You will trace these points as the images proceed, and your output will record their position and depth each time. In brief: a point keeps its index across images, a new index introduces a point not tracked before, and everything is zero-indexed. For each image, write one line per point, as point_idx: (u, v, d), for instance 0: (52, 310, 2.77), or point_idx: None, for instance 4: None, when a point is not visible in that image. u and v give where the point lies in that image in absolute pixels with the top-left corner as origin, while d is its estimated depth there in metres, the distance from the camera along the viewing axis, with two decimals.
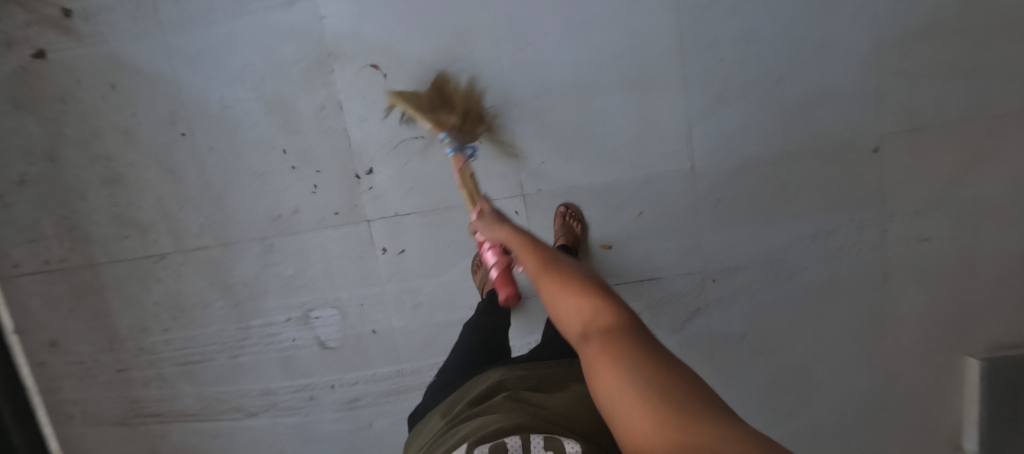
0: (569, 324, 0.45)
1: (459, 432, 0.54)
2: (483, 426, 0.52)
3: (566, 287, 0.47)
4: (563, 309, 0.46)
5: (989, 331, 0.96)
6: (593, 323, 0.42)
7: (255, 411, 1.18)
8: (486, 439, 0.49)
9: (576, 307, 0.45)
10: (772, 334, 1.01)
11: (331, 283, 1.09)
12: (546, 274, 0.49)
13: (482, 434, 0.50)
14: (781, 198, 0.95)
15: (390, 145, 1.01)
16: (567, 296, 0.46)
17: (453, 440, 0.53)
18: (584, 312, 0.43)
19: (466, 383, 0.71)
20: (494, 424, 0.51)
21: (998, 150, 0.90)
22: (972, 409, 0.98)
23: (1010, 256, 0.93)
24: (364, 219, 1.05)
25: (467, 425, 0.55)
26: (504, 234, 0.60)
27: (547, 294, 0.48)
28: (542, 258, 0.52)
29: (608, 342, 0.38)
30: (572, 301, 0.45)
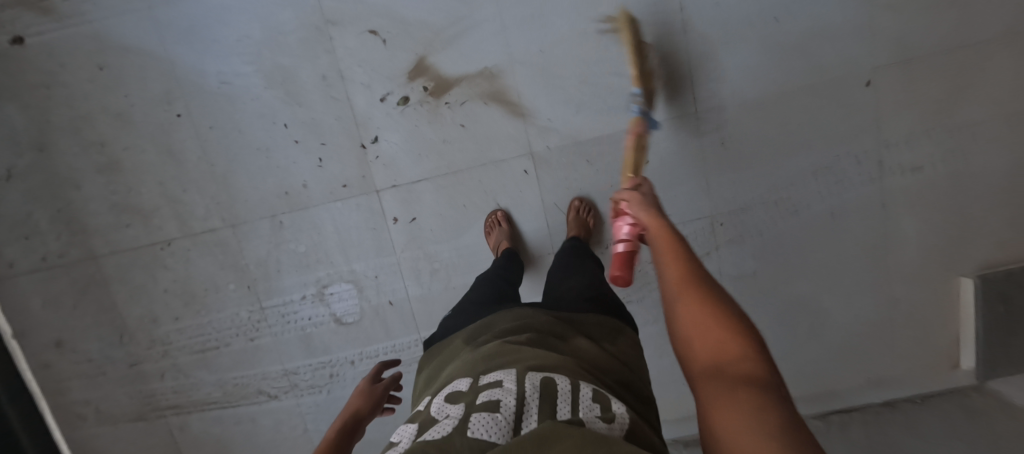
0: (699, 359, 0.39)
1: (503, 353, 0.57)
2: (530, 357, 0.54)
3: (711, 319, 0.41)
4: (698, 339, 0.40)
5: (980, 248, 1.01)
6: (736, 370, 0.35)
7: (276, 393, 1.18)
8: (536, 372, 0.51)
9: (716, 344, 0.39)
10: (781, 270, 1.05)
11: (345, 257, 1.08)
12: (690, 297, 0.44)
13: (530, 364, 0.52)
14: (782, 137, 0.99)
15: (397, 112, 1.00)
16: (710, 331, 0.40)
17: (496, 358, 0.56)
18: (724, 355, 0.37)
19: (498, 315, 0.73)
20: (542, 360, 0.54)
21: (982, 75, 0.95)
22: (968, 325, 1.02)
23: (998, 177, 0.98)
24: (375, 189, 1.04)
25: (510, 350, 0.58)
26: (663, 239, 0.53)
27: (688, 316, 0.43)
28: (695, 278, 0.46)
29: (746, 388, 0.32)
30: (717, 335, 0.39)
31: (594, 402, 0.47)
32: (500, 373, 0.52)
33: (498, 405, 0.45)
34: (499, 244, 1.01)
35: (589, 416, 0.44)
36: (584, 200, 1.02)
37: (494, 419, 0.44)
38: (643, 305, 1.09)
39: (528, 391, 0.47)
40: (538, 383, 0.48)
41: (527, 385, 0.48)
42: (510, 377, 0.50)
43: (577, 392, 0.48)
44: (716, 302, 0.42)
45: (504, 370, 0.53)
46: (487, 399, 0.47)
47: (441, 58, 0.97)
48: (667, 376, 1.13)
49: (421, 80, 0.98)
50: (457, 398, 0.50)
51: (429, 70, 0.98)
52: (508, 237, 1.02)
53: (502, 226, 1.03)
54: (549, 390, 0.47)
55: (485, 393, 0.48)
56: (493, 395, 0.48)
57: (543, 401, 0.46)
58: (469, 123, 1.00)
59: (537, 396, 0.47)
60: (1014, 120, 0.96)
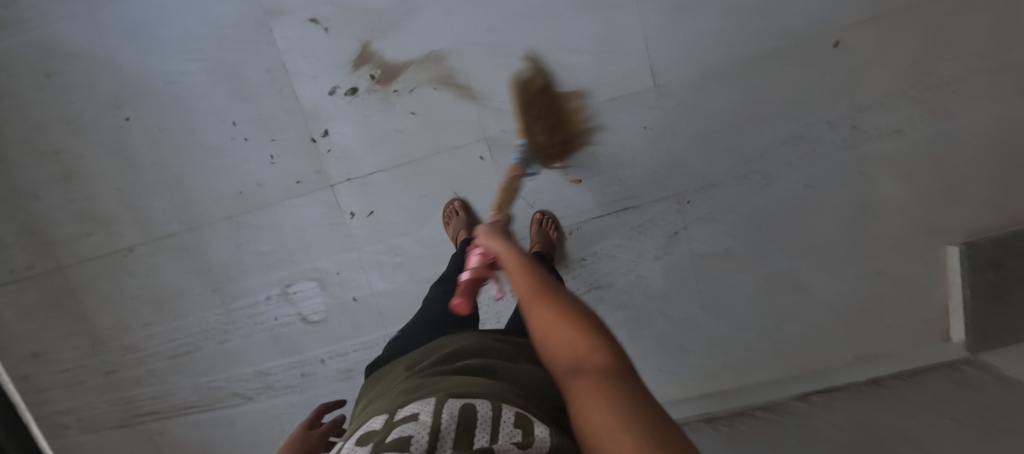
0: (559, 360, 0.40)
1: (429, 384, 0.55)
2: (455, 385, 0.53)
3: (559, 316, 0.42)
4: (553, 340, 0.41)
5: (969, 213, 0.95)
6: (591, 365, 0.36)
7: (252, 395, 1.17)
8: (457, 399, 0.49)
9: (568, 343, 0.39)
10: (755, 247, 1.00)
11: (308, 254, 1.07)
12: (539, 300, 0.45)
13: (452, 393, 0.51)
14: (749, 105, 0.94)
15: (345, 101, 0.98)
16: (556, 328, 0.41)
17: (421, 391, 0.54)
18: (576, 350, 0.38)
19: (442, 339, 0.71)
20: (467, 388, 0.52)
21: (961, 25, 0.88)
22: (955, 294, 0.97)
23: (985, 134, 0.92)
24: (330, 184, 1.02)
25: (438, 380, 0.56)
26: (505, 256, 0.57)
27: (540, 321, 0.43)
28: (538, 282, 0.48)
29: (599, 384, 0.34)
30: (567, 333, 0.40)
31: (514, 427, 0.45)
32: (419, 405, 0.50)
33: (408, 441, 0.43)
34: (458, 234, 0.97)
35: (504, 442, 0.42)
36: (546, 213, 1.01)
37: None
38: (614, 290, 1.05)
39: (444, 421, 0.45)
40: (456, 412, 0.46)
41: (444, 414, 0.46)
42: (428, 409, 0.48)
43: (497, 418, 0.46)
44: (558, 300, 0.44)
45: (425, 401, 0.51)
46: (398, 435, 0.44)
47: (384, 43, 0.94)
48: (644, 360, 1.10)
49: (367, 68, 0.96)
50: (369, 439, 0.47)
51: (374, 57, 0.95)
52: (466, 226, 0.98)
53: (461, 215, 1.00)
54: (466, 420, 0.45)
55: (398, 428, 0.46)
56: (406, 431, 0.45)
57: (458, 432, 0.44)
58: (420, 111, 0.97)
59: (452, 426, 0.44)
60: (1000, 71, 0.89)
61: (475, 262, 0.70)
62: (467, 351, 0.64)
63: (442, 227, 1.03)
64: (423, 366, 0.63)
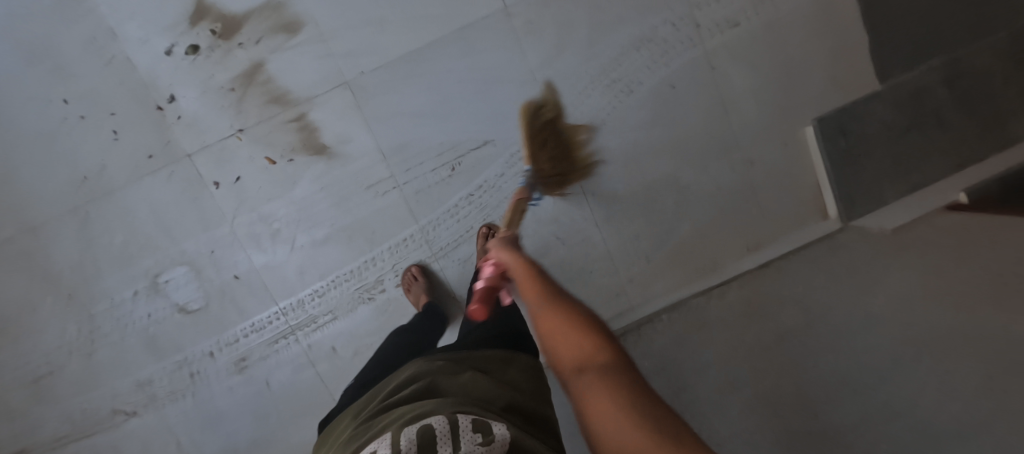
0: (565, 359, 0.44)
1: (381, 421, 0.49)
2: (403, 414, 0.48)
3: (570, 323, 0.46)
4: (561, 344, 0.45)
5: (813, 92, 1.03)
6: (598, 364, 0.41)
7: (135, 410, 1.04)
8: (413, 424, 0.44)
9: (578, 347, 0.43)
10: (629, 156, 1.02)
11: (172, 238, 0.98)
12: (552, 312, 0.48)
13: (405, 420, 0.46)
14: (599, 15, 0.96)
15: (187, 62, 0.92)
16: (564, 334, 0.45)
17: (370, 433, 0.48)
18: (581, 350, 0.43)
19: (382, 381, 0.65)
20: (414, 411, 0.47)
21: None
22: (819, 171, 1.04)
23: (809, 18, 1.00)
24: (184, 154, 0.95)
25: (383, 419, 0.50)
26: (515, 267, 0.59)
27: (550, 328, 0.47)
28: (553, 297, 0.50)
29: (604, 384, 0.38)
30: (573, 334, 0.45)
31: (473, 432, 0.42)
32: (373, 443, 0.44)
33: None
34: (420, 300, 0.99)
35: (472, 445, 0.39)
36: (491, 226, 1.00)
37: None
38: None
39: (404, 446, 0.40)
40: (415, 435, 0.42)
41: (401, 441, 0.41)
42: (384, 443, 0.42)
43: (457, 427, 0.43)
44: (566, 311, 0.47)
45: (380, 437, 0.45)
46: None
47: None
48: None
49: (206, 23, 0.91)
50: None
51: (211, 11, 0.91)
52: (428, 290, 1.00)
53: (420, 280, 1.01)
54: (426, 439, 0.41)
55: None
56: None
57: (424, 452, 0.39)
58: (271, 61, 0.93)
59: (414, 448, 0.40)
60: None
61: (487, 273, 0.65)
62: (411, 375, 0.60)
63: (342, 268, 1.02)
64: (365, 410, 0.57)
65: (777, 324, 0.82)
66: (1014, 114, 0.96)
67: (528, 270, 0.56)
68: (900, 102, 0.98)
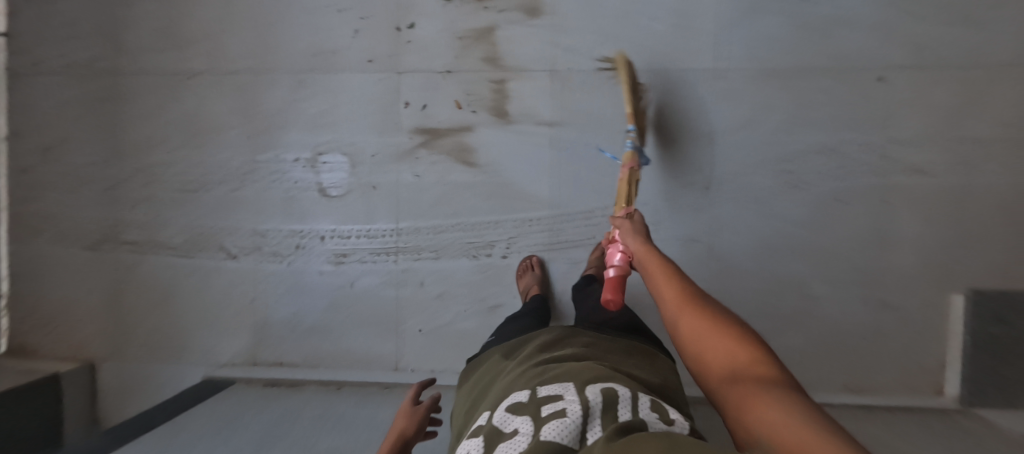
0: (711, 363, 0.43)
1: (552, 367, 0.51)
2: (581, 369, 0.49)
3: (718, 333, 0.44)
4: (707, 347, 0.44)
5: (978, 268, 1.00)
6: (745, 369, 0.39)
7: (238, 253, 1.14)
8: (595, 384, 0.46)
9: (720, 348, 0.43)
10: (769, 244, 1.03)
11: (350, 129, 1.11)
12: (692, 314, 0.48)
13: (587, 376, 0.47)
14: (796, 110, 1.02)
15: (438, 3, 1.08)
16: (714, 337, 0.44)
17: (546, 372, 0.50)
18: (731, 356, 0.41)
19: (536, 332, 0.68)
20: (593, 372, 0.48)
21: (992, 95, 0.99)
22: (954, 347, 0.99)
23: (1001, 199, 0.99)
24: (397, 70, 1.10)
25: (554, 365, 0.52)
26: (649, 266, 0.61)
27: (692, 331, 0.47)
28: (693, 301, 0.50)
29: (758, 389, 0.36)
30: (722, 339, 0.43)
31: (652, 411, 0.42)
32: (557, 385, 0.46)
33: (566, 411, 0.40)
34: (530, 288, 1.02)
35: (652, 418, 0.40)
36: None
37: (564, 421, 0.39)
38: None
39: (589, 399, 0.42)
40: (600, 392, 0.43)
41: (586, 393, 0.43)
42: (571, 390, 0.44)
43: (637, 399, 0.43)
44: (716, 317, 0.46)
45: (559, 381, 0.47)
46: (551, 409, 0.41)
47: None
48: None
49: None
50: (516, 410, 0.44)
51: None
52: (539, 282, 1.04)
53: (535, 271, 1.06)
54: (610, 397, 0.42)
55: (548, 402, 0.43)
56: (556, 405, 0.42)
57: (607, 407, 0.41)
58: (503, 30, 1.07)
59: (602, 402, 0.41)
60: (1017, 145, 0.99)
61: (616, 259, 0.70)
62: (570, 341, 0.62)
63: (465, 219, 1.09)
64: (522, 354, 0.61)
65: None
66: None
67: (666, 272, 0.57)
68: None
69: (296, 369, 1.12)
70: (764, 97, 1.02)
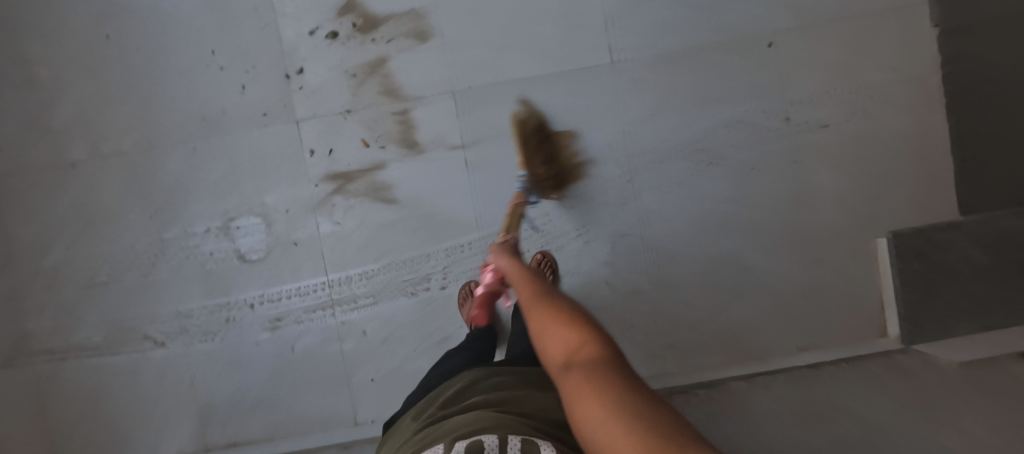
0: (553, 354, 0.40)
1: (437, 431, 0.50)
2: (460, 426, 0.48)
3: (559, 322, 0.43)
4: (549, 339, 0.42)
5: (893, 208, 1.03)
6: (578, 354, 0.37)
7: (164, 340, 1.07)
8: (465, 439, 0.43)
9: (559, 337, 0.41)
10: (698, 224, 1.04)
11: (258, 188, 1.06)
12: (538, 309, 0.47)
13: (459, 433, 0.45)
14: (697, 89, 1.02)
15: (323, 44, 1.04)
16: (553, 327, 0.42)
17: (429, 440, 0.49)
18: (567, 342, 0.40)
19: (448, 383, 0.68)
20: (470, 426, 0.47)
21: (875, 42, 1.02)
22: (887, 285, 1.03)
23: (902, 139, 1.03)
24: (295, 119, 1.05)
25: (442, 427, 0.51)
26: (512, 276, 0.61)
27: (539, 325, 0.45)
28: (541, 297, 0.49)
29: (591, 375, 0.34)
30: (559, 328, 0.41)
31: None
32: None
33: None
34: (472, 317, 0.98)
35: None
36: (547, 255, 1.02)
37: None
38: (564, 255, 1.05)
39: None
40: (463, 448, 0.40)
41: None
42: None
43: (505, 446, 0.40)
44: (556, 307, 0.45)
45: (434, 448, 0.45)
46: None
47: None
48: None
49: (350, 16, 1.04)
50: None
51: (358, 7, 1.03)
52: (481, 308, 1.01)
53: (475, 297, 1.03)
54: (471, 452, 0.39)
55: None
56: None
57: None
58: (394, 60, 1.04)
59: None
60: (906, 84, 1.02)
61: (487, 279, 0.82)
62: (475, 388, 0.61)
63: (395, 257, 1.06)
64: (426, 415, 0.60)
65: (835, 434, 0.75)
66: None
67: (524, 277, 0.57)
68: (986, 240, 0.94)
69: (248, 448, 1.06)
70: (665, 82, 1.03)
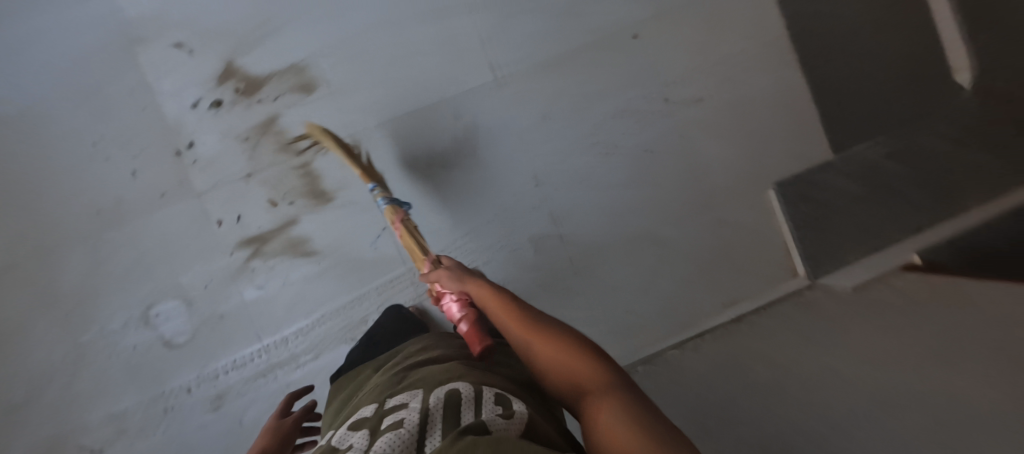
0: (563, 376, 0.51)
1: (411, 380, 0.57)
2: (433, 377, 0.55)
3: (561, 350, 0.52)
4: (557, 365, 0.52)
5: (777, 160, 1.13)
6: (588, 379, 0.48)
7: (101, 446, 1.03)
8: (442, 387, 0.51)
9: (566, 363, 0.51)
10: (610, 211, 1.10)
11: (171, 270, 1.04)
12: (536, 338, 0.55)
13: (435, 382, 0.53)
14: (579, 89, 1.09)
15: (210, 114, 1.04)
16: (558, 356, 0.52)
17: (404, 386, 0.56)
18: (575, 368, 0.50)
19: (413, 344, 0.75)
20: (445, 377, 0.54)
21: (726, 16, 1.12)
22: (785, 231, 1.11)
23: (769, 98, 1.13)
24: (195, 193, 1.04)
25: (415, 377, 0.58)
26: (486, 299, 0.64)
27: (542, 352, 0.54)
28: (532, 325, 0.57)
29: (605, 397, 0.45)
30: (566, 356, 0.51)
31: (496, 404, 0.46)
32: (407, 396, 0.52)
33: (402, 421, 0.45)
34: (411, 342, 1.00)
35: (486, 410, 0.44)
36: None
37: (398, 431, 0.43)
38: (492, 268, 1.08)
39: (431, 404, 0.47)
40: (443, 396, 0.48)
41: (431, 398, 0.48)
42: (417, 398, 0.50)
43: (480, 395, 0.48)
44: (553, 335, 0.54)
45: (412, 393, 0.53)
46: (391, 421, 0.46)
47: (246, 58, 1.04)
48: None
49: (231, 82, 1.04)
50: (363, 424, 0.50)
51: (237, 72, 1.04)
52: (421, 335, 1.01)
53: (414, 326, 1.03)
54: (450, 398, 0.47)
55: (392, 415, 0.48)
56: (398, 415, 0.47)
57: (445, 407, 0.46)
58: (285, 116, 1.04)
59: (441, 404, 0.46)
60: (763, 48, 1.12)
61: (455, 310, 0.66)
62: (436, 346, 0.70)
63: (327, 308, 1.06)
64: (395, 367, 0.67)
65: (746, 377, 0.80)
66: (965, 192, 1.08)
67: (498, 300, 0.62)
68: (853, 173, 1.11)
69: None
70: (549, 88, 1.09)
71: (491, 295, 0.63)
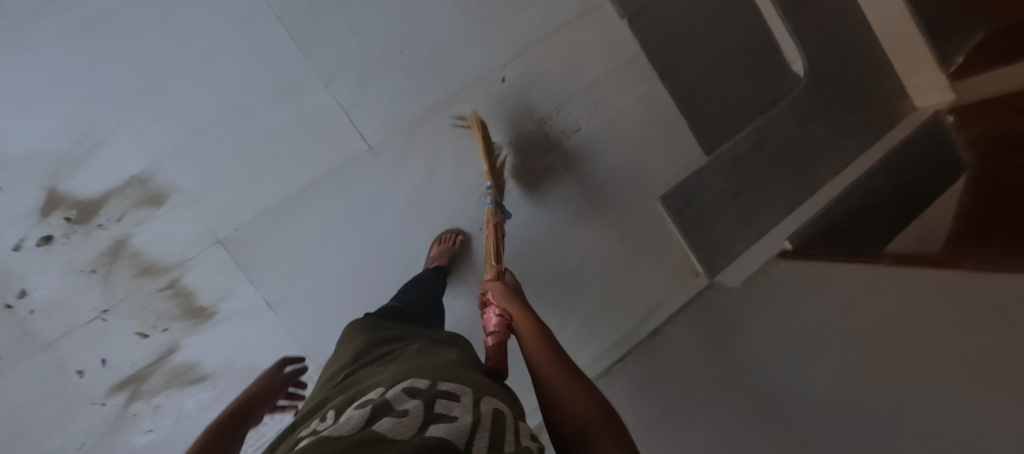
0: (576, 420, 0.45)
1: (454, 371, 0.47)
2: (477, 382, 0.46)
3: (585, 394, 0.47)
4: (574, 405, 0.46)
5: (658, 172, 1.18)
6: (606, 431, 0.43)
7: None
8: (489, 401, 0.42)
9: (585, 407, 0.46)
10: (515, 252, 1.14)
11: (32, 440, 0.90)
12: (560, 373, 0.51)
13: (481, 389, 0.44)
14: (458, 141, 1.06)
15: (38, 254, 0.90)
16: (579, 396, 0.47)
17: (447, 371, 0.47)
18: (592, 416, 0.44)
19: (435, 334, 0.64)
20: (486, 389, 0.46)
21: (585, 43, 1.14)
22: (677, 237, 1.18)
23: (639, 114, 1.17)
24: (41, 347, 0.90)
25: (456, 368, 0.49)
26: (523, 323, 0.61)
27: (563, 389, 0.49)
28: (562, 363, 0.52)
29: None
30: (587, 401, 0.46)
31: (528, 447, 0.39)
32: (455, 385, 0.43)
33: (457, 416, 0.37)
34: None
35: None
36: (460, 232, 1.04)
37: (456, 426, 0.35)
38: None
39: (480, 414, 0.39)
40: (491, 412, 0.40)
41: (481, 407, 0.40)
42: (468, 396, 0.41)
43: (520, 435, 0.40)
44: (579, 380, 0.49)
45: (458, 384, 0.44)
46: (443, 410, 0.38)
47: (71, 181, 0.90)
48: None
49: (59, 212, 0.90)
50: (408, 390, 0.41)
51: (64, 199, 0.90)
52: None
53: None
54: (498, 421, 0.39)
55: (440, 399, 0.39)
56: (446, 404, 0.39)
57: (494, 429, 0.38)
58: (135, 236, 0.93)
59: (489, 422, 0.38)
60: (625, 66, 1.16)
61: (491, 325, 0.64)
62: (457, 347, 0.60)
63: None
64: (423, 346, 0.56)
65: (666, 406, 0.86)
66: (819, 166, 1.20)
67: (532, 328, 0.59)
68: (724, 171, 1.18)
69: None
70: (426, 147, 1.05)
71: (527, 322, 0.61)
